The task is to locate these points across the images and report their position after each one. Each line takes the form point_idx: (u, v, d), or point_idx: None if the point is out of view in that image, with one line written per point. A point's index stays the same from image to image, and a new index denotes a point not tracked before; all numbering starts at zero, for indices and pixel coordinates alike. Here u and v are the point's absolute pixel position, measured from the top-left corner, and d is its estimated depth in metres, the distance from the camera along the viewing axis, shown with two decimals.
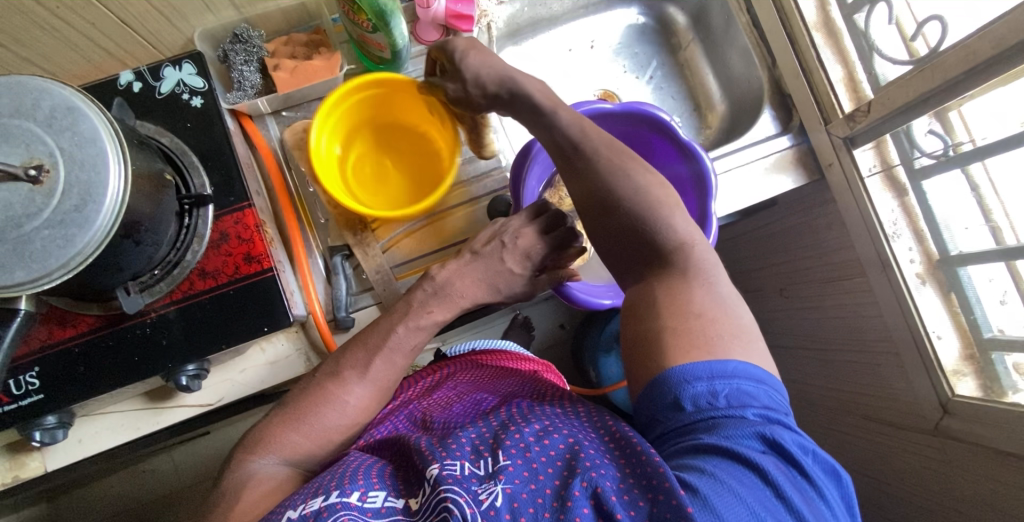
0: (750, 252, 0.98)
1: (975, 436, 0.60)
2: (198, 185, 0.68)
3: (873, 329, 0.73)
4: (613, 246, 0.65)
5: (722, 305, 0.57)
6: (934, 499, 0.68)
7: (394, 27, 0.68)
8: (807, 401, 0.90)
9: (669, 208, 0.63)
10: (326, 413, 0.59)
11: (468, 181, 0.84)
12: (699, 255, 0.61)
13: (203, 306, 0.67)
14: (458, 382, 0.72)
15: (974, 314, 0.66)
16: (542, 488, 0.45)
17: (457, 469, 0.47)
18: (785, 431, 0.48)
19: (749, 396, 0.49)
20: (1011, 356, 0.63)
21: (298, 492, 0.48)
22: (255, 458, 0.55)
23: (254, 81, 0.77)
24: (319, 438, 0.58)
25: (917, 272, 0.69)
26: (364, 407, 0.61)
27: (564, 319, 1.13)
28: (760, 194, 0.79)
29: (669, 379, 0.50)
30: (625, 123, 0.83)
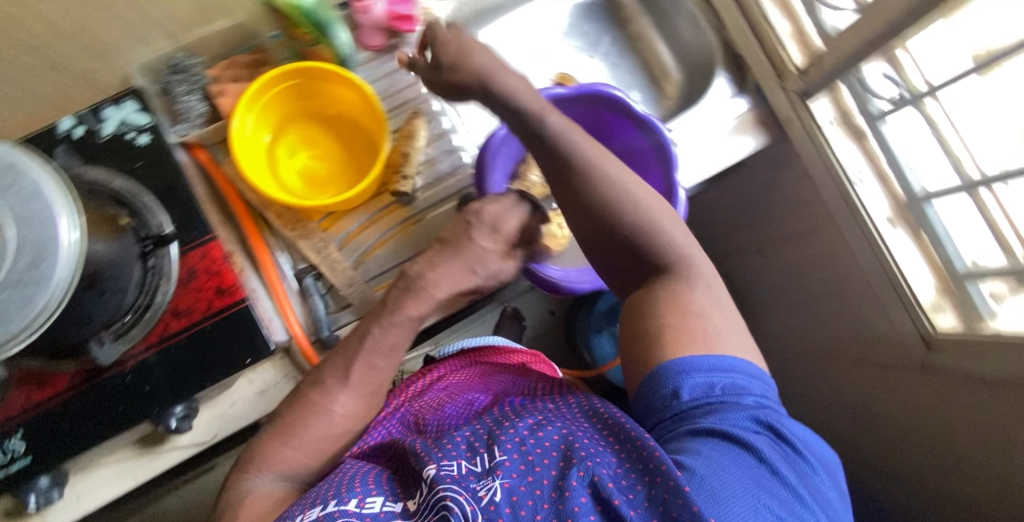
0: (721, 216, 0.99)
1: (962, 368, 0.64)
2: (156, 223, 0.61)
3: (852, 279, 0.76)
4: (607, 249, 0.57)
5: (684, 305, 0.51)
6: (931, 432, 0.72)
7: (338, 37, 0.64)
8: (793, 351, 0.93)
9: (667, 216, 0.56)
10: (314, 420, 0.52)
11: (438, 181, 0.71)
12: (700, 263, 0.56)
13: (184, 346, 0.60)
14: (442, 377, 0.64)
15: (947, 250, 0.67)
16: (570, 466, 0.42)
17: (455, 469, 0.42)
18: (730, 414, 0.45)
19: (686, 396, 0.46)
20: (987, 286, 0.65)
21: (298, 502, 0.44)
22: (253, 476, 0.50)
23: (201, 109, 0.66)
24: (315, 453, 0.52)
25: (887, 217, 0.71)
26: (354, 413, 0.54)
27: (555, 305, 1.18)
28: (723, 159, 0.76)
29: (668, 370, 0.47)
30: (573, 103, 0.73)
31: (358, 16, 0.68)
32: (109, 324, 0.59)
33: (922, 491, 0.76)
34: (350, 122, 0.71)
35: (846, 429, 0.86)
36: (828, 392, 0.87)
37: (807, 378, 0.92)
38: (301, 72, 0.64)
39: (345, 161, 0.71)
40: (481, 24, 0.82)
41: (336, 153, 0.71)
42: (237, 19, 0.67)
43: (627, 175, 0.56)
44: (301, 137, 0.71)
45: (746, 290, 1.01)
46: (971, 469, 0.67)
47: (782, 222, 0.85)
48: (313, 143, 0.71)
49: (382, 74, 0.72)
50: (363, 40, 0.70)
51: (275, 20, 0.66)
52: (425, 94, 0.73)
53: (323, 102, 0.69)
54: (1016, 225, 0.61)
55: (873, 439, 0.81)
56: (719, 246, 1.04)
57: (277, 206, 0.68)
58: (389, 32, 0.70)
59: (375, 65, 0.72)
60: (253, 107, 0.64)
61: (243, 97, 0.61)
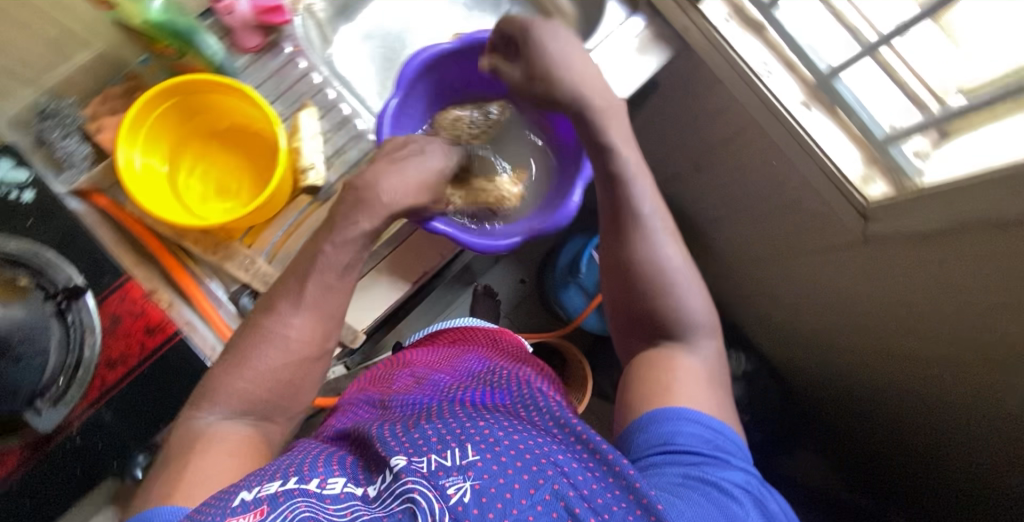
0: (653, 142, 0.99)
1: (898, 231, 0.64)
2: (64, 278, 0.61)
3: (784, 171, 0.76)
4: (619, 293, 0.58)
5: (700, 377, 0.52)
6: (887, 299, 0.73)
7: (204, 43, 0.62)
8: (752, 256, 0.95)
9: (686, 287, 0.56)
10: (267, 349, 0.50)
11: (351, 170, 0.70)
12: (707, 325, 0.56)
13: (124, 394, 0.63)
14: (414, 369, 0.67)
15: (862, 117, 0.67)
16: (543, 476, 0.40)
17: (425, 464, 0.40)
18: (716, 470, 0.45)
19: (685, 445, 0.46)
20: (909, 145, 0.65)
21: (252, 472, 0.42)
22: (203, 415, 0.47)
23: (84, 151, 0.64)
24: (269, 384, 0.49)
25: (801, 100, 0.70)
26: (310, 339, 0.51)
27: (523, 273, 1.30)
28: (631, 81, 0.76)
29: (669, 412, 0.48)
30: (461, 60, 0.73)
31: (224, 18, 0.67)
32: (43, 392, 0.59)
33: (898, 357, 0.78)
34: (252, 135, 0.68)
35: (821, 316, 0.88)
36: (797, 287, 0.89)
37: (771, 279, 0.94)
38: (178, 87, 0.61)
39: (254, 175, 0.69)
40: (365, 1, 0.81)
41: (242, 168, 0.69)
42: (98, 48, 0.64)
43: (666, 235, 0.58)
44: (203, 159, 0.69)
45: (695, 210, 1.02)
46: (931, 322, 0.69)
47: (709, 133, 0.85)
48: (217, 164, 0.70)
49: (271, 73, 0.71)
50: (238, 42, 0.69)
51: (140, 46, 0.64)
52: (319, 84, 0.71)
53: (211, 116, 0.67)
54: (925, 79, 0.63)
55: (848, 321, 0.83)
56: (660, 173, 1.04)
57: (192, 232, 0.65)
58: (263, 28, 0.69)
59: (259, 68, 0.70)
60: (137, 135, 0.61)
61: (123, 123, 0.58)
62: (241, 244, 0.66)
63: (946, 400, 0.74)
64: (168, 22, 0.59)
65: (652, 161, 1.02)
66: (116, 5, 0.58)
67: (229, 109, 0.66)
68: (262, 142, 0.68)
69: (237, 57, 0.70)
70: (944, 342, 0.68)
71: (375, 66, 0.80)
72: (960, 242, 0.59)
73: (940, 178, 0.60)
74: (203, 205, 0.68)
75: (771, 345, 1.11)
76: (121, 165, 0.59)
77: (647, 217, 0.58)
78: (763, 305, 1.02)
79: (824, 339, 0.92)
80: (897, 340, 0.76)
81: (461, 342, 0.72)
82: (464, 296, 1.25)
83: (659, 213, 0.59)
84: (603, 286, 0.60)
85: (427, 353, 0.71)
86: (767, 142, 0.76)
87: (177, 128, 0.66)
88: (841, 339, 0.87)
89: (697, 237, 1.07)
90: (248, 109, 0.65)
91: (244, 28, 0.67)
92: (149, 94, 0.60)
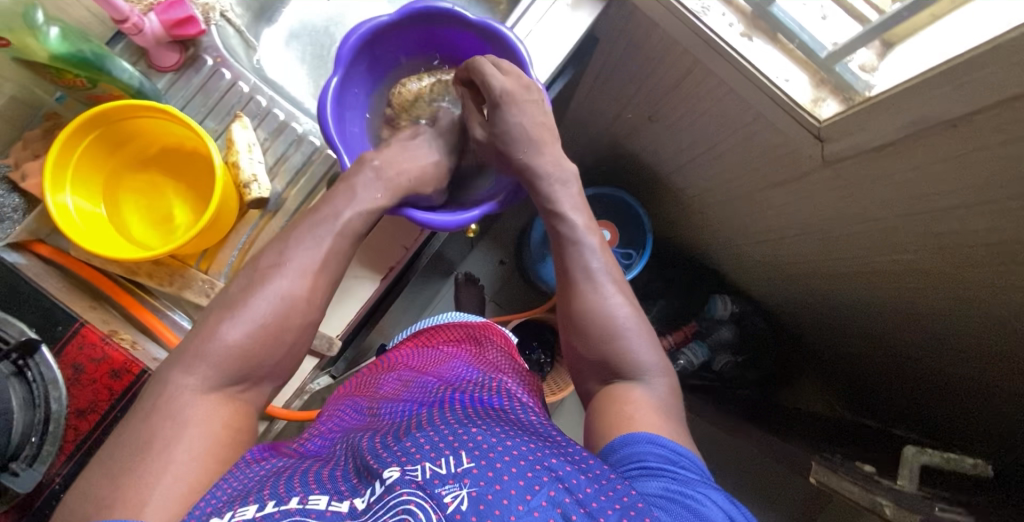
0: (608, 98, 0.96)
1: (852, 148, 0.62)
2: (18, 334, 0.61)
3: (733, 107, 0.74)
4: (576, 335, 0.62)
5: (656, 409, 0.56)
6: (860, 218, 0.72)
7: (116, 68, 0.60)
8: (723, 198, 0.93)
9: (635, 331, 0.60)
10: (262, 304, 0.55)
11: (295, 179, 0.70)
12: (658, 361, 0.60)
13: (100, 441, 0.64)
14: (401, 371, 0.65)
15: (804, 39, 0.63)
16: (539, 482, 0.41)
17: (420, 473, 0.41)
18: (692, 484, 0.47)
19: (656, 462, 0.49)
20: (854, 61, 0.61)
21: (225, 496, 0.42)
22: (197, 375, 0.50)
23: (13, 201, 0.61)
24: (264, 342, 0.54)
25: (741, 32, 0.66)
26: (303, 297, 0.57)
27: (502, 253, 1.29)
28: (568, 41, 0.71)
29: (639, 436, 0.52)
30: (398, 31, 0.69)
31: (135, 39, 0.66)
32: (17, 453, 0.61)
33: (882, 273, 0.78)
34: (192, 157, 0.66)
35: (798, 246, 0.88)
36: (768, 221, 0.88)
37: (746, 218, 0.92)
38: (100, 117, 0.59)
39: (198, 199, 0.67)
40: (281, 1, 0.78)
41: (183, 193, 0.67)
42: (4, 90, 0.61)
43: (615, 283, 0.63)
44: (142, 188, 0.66)
45: (657, 161, 1.01)
46: (902, 232, 0.68)
47: (654, 82, 0.83)
48: (158, 191, 0.67)
49: (195, 90, 0.71)
50: (156, 61, 0.69)
51: (47, 81, 0.62)
52: (248, 92, 0.71)
53: (142, 142, 0.64)
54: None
55: (824, 247, 0.83)
56: (620, 130, 1.01)
57: (144, 265, 0.64)
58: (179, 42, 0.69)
59: (183, 86, 0.71)
60: (65, 174, 0.59)
61: (47, 160, 0.56)
62: (196, 270, 0.66)
63: (934, 304, 0.74)
64: (73, 53, 0.57)
65: (609, 117, 0.99)
66: (12, 40, 0.55)
67: (165, 133, 0.64)
68: (201, 165, 0.66)
69: (158, 76, 0.70)
70: (913, 252, 0.69)
71: (305, 68, 0.78)
72: (901, 156, 0.58)
73: (888, 85, 0.56)
74: (149, 234, 0.66)
75: (754, 285, 1.11)
76: (54, 209, 0.56)
77: (596, 267, 0.63)
78: (740, 245, 1.01)
79: (804, 268, 0.92)
80: (876, 254, 0.75)
81: (442, 340, 0.72)
82: (446, 286, 1.24)
83: (607, 263, 0.64)
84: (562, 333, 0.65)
85: (410, 354, 0.71)
86: (717, 82, 0.72)
87: (107, 157, 0.63)
88: (825, 264, 0.86)
89: (665, 189, 1.07)
90: (187, 135, 0.63)
91: (158, 46, 0.67)
92: (73, 126, 0.58)
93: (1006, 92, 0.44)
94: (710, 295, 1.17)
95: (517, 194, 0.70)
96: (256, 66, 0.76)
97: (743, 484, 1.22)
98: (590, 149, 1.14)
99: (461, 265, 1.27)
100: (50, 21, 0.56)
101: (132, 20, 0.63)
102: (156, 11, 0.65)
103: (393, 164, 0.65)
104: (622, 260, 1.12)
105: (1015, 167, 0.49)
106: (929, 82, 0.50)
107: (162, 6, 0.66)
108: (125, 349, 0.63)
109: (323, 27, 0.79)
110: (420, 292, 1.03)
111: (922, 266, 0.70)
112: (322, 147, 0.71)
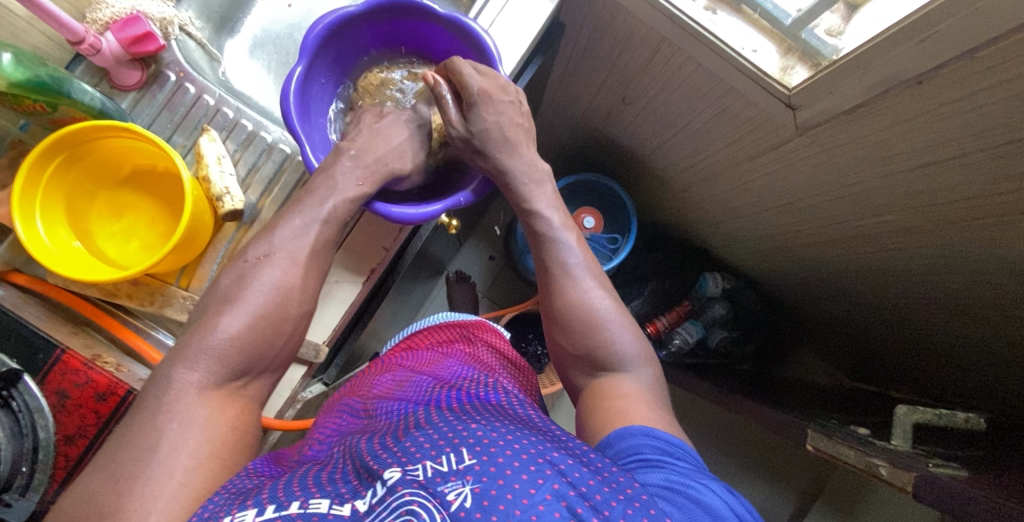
0: (581, 83, 0.95)
1: (824, 113, 0.61)
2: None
3: (703, 82, 0.72)
4: (560, 330, 0.62)
5: (645, 399, 0.56)
6: (840, 184, 0.71)
7: (75, 90, 0.61)
8: (705, 175, 0.92)
9: (616, 322, 0.61)
10: (258, 294, 0.55)
11: (269, 188, 0.69)
12: (639, 351, 0.61)
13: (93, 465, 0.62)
14: (395, 371, 0.65)
15: (768, 8, 0.62)
16: (542, 475, 0.41)
17: (420, 473, 0.41)
18: (693, 475, 0.47)
19: (655, 454, 0.48)
20: (819, 27, 0.59)
21: (222, 501, 0.41)
22: (200, 373, 0.50)
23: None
24: (261, 334, 0.54)
25: (705, 6, 0.65)
26: (301, 288, 0.58)
27: (491, 249, 1.29)
28: (531, 31, 0.71)
29: (632, 426, 0.52)
30: (362, 24, 0.67)
31: (94, 60, 0.65)
32: (9, 484, 0.59)
33: (867, 236, 0.77)
34: (162, 175, 0.66)
35: (782, 218, 0.88)
36: (750, 195, 0.88)
37: (729, 192, 0.91)
38: (63, 141, 0.58)
39: (174, 217, 0.67)
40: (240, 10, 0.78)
41: (156, 213, 0.67)
42: None
43: (592, 278, 0.64)
44: (115, 211, 0.66)
45: (636, 143, 1.00)
46: (882, 194, 0.68)
47: (623, 64, 0.82)
48: (131, 212, 0.67)
49: (159, 108, 0.71)
50: (117, 81, 0.69)
51: (6, 109, 0.62)
52: (214, 105, 0.70)
53: (111, 163, 0.64)
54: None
55: (807, 216, 0.82)
56: (597, 115, 1.00)
57: (123, 287, 0.64)
58: (139, 60, 0.69)
59: (147, 104, 0.71)
60: (32, 201, 0.59)
61: (14, 187, 0.56)
62: (177, 287, 0.66)
63: (921, 263, 0.74)
64: (31, 77, 0.57)
65: (585, 104, 0.99)
66: None
67: (134, 153, 0.64)
68: (173, 183, 0.66)
69: (119, 96, 0.70)
70: (894, 213, 0.69)
71: (271, 77, 0.77)
72: (871, 117, 0.58)
73: (854, 44, 0.55)
74: (124, 254, 0.66)
75: (742, 260, 1.10)
76: (24, 237, 0.56)
77: (574, 265, 0.64)
78: (725, 221, 1.01)
79: (790, 239, 0.92)
80: (860, 218, 0.75)
81: (436, 340, 0.71)
82: (437, 285, 1.24)
83: (585, 259, 0.65)
84: (546, 330, 0.65)
85: (405, 355, 0.70)
86: (685, 58, 0.71)
87: (79, 181, 0.63)
88: (811, 233, 0.85)
89: (646, 170, 1.06)
90: (156, 152, 0.63)
91: (115, 65, 0.67)
92: (38, 150, 0.57)
93: (969, 45, 0.44)
94: (701, 274, 1.17)
95: (484, 190, 0.69)
96: (221, 79, 0.76)
97: (748, 460, 1.23)
98: (568, 136, 1.13)
99: (451, 264, 1.26)
100: (1, 48, 0.55)
101: (87, 41, 0.63)
102: (112, 31, 0.66)
103: (370, 151, 0.65)
104: (609, 245, 1.14)
105: (987, 116, 0.49)
106: (892, 39, 0.49)
107: (118, 25, 0.66)
108: (110, 372, 0.62)
109: (285, 34, 0.78)
110: (410, 294, 1.03)
111: (905, 227, 0.70)
112: (292, 154, 0.70)
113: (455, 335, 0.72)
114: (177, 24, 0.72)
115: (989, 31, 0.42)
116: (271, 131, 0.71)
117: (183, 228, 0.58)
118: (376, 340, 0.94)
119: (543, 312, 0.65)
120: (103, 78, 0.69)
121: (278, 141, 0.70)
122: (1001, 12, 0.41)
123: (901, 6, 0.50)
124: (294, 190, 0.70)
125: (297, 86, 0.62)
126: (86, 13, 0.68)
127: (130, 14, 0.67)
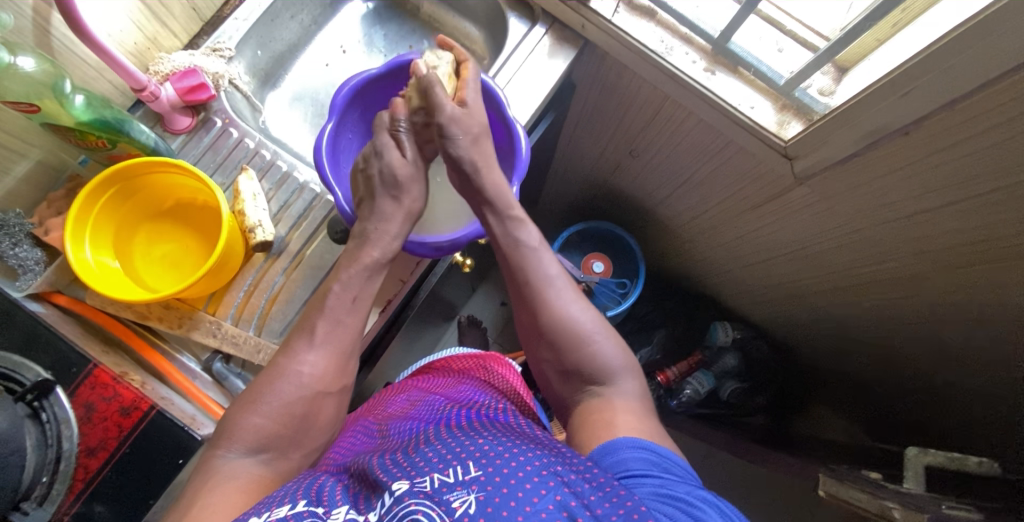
0: (591, 139, 1.01)
1: (820, 164, 0.64)
2: (34, 376, 0.64)
3: (705, 135, 0.77)
4: (553, 348, 0.63)
5: (634, 411, 0.59)
6: (838, 232, 0.74)
7: (137, 130, 0.69)
8: (713, 225, 0.95)
9: (593, 339, 0.63)
10: (285, 387, 0.56)
11: (298, 222, 0.75)
12: (618, 364, 0.62)
13: (110, 478, 0.63)
14: (411, 392, 0.67)
15: (766, 69, 0.67)
16: (546, 486, 0.41)
17: (427, 484, 0.42)
18: (678, 485, 0.49)
19: (641, 467, 0.50)
20: (811, 87, 0.65)
21: (258, 503, 0.44)
22: (225, 450, 0.53)
23: (36, 255, 0.67)
24: (285, 422, 0.55)
25: (704, 67, 0.70)
26: (321, 375, 0.57)
27: (504, 296, 1.33)
28: (544, 90, 0.77)
29: (620, 442, 0.53)
30: (388, 84, 0.73)
31: (152, 106, 0.73)
32: (27, 494, 0.61)
33: (872, 283, 0.79)
34: (201, 207, 0.72)
35: (787, 266, 0.90)
36: (755, 244, 0.91)
37: (735, 241, 0.94)
38: (120, 174, 0.65)
39: (214, 248, 0.72)
40: (284, 69, 0.88)
41: (189, 241, 0.72)
42: (36, 157, 0.69)
43: (569, 296, 0.64)
44: (158, 238, 0.72)
45: (645, 195, 1.05)
46: (883, 242, 0.70)
47: (629, 120, 0.88)
48: (169, 241, 0.72)
49: (204, 149, 0.77)
50: (170, 125, 0.76)
51: (71, 144, 0.69)
52: (254, 147, 0.77)
53: (156, 196, 0.70)
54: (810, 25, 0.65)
55: (811, 265, 0.85)
56: (606, 169, 1.06)
57: (155, 310, 0.69)
58: (191, 106, 0.77)
59: (194, 146, 0.77)
60: (83, 229, 0.64)
61: (69, 215, 0.62)
62: (204, 313, 0.70)
63: (928, 310, 0.75)
64: (96, 117, 0.65)
65: (595, 158, 1.05)
66: (40, 107, 0.61)
67: (177, 187, 0.70)
68: (208, 216, 0.72)
69: (168, 138, 0.77)
70: (894, 260, 0.71)
71: (307, 125, 0.88)
72: (865, 167, 0.61)
73: (841, 101, 0.60)
74: (158, 279, 0.70)
75: (751, 311, 1.12)
76: (74, 261, 0.61)
77: (554, 289, 0.65)
78: (733, 270, 1.03)
79: (797, 288, 0.93)
80: (863, 264, 0.77)
81: (454, 366, 0.72)
82: (449, 329, 1.26)
83: (563, 279, 0.66)
84: (531, 347, 0.67)
85: (419, 380, 0.71)
86: (688, 114, 0.76)
87: (126, 210, 0.69)
88: (813, 278, 0.87)
89: (653, 221, 1.11)
90: (199, 186, 0.69)
91: (170, 112, 0.75)
92: (96, 181, 0.63)
93: (953, 95, 0.48)
94: (711, 323, 1.18)
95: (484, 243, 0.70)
96: (262, 126, 0.85)
97: None
98: (580, 187, 1.19)
99: (465, 308, 1.30)
100: (76, 90, 0.63)
101: (151, 90, 0.71)
102: (172, 83, 0.74)
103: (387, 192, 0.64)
104: (618, 290, 1.16)
105: (975, 163, 0.52)
106: (879, 91, 0.53)
107: (177, 77, 0.75)
108: (137, 387, 0.66)
109: (322, 90, 0.89)
110: (423, 333, 1.05)
111: (907, 274, 0.72)
112: (322, 193, 0.76)
113: (470, 359, 0.73)
114: (227, 78, 0.80)
115: (973, 81, 0.46)
116: (302, 172, 0.77)
117: (217, 255, 0.62)
118: (387, 376, 0.96)
119: (528, 331, 0.66)
120: (155, 121, 0.77)
121: (308, 183, 0.76)
122: (985, 63, 0.44)
123: (888, 64, 0.54)
124: (319, 227, 0.74)
125: (327, 142, 0.66)
126: (150, 66, 0.77)
127: (188, 67, 0.76)
